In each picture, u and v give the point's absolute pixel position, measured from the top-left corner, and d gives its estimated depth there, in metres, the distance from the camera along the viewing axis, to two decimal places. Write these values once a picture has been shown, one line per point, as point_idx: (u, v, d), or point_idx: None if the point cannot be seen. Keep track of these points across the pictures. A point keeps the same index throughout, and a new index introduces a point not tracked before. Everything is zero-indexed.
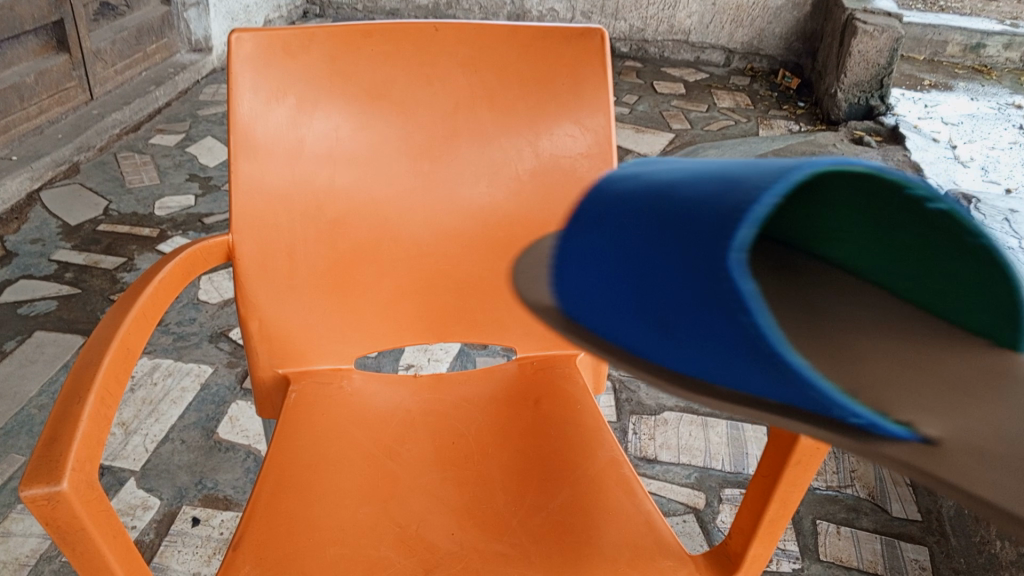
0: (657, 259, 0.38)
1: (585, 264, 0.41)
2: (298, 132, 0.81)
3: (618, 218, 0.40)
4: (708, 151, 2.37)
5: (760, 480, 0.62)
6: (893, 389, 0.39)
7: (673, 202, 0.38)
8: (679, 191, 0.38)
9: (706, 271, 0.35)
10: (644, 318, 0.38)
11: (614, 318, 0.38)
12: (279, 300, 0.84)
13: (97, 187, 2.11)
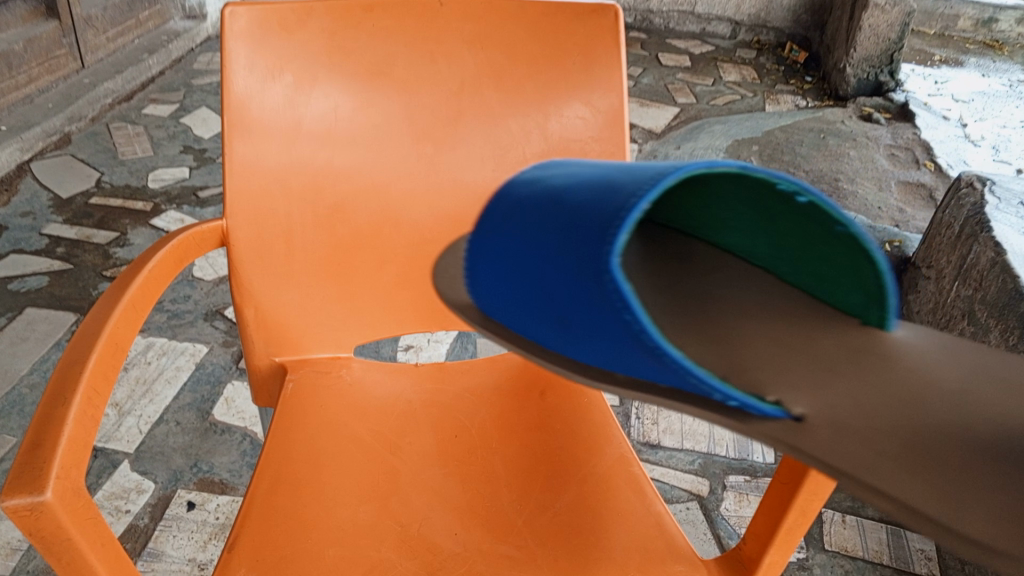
0: (555, 254, 0.45)
1: (495, 262, 0.48)
2: (295, 112, 0.77)
3: (529, 227, 0.48)
4: (713, 126, 2.32)
5: (777, 488, 0.59)
6: (769, 374, 0.50)
7: (566, 208, 0.46)
8: (572, 202, 0.46)
9: (592, 268, 0.42)
10: (542, 317, 0.44)
11: (519, 315, 0.45)
12: (275, 286, 0.81)
13: (89, 158, 2.06)
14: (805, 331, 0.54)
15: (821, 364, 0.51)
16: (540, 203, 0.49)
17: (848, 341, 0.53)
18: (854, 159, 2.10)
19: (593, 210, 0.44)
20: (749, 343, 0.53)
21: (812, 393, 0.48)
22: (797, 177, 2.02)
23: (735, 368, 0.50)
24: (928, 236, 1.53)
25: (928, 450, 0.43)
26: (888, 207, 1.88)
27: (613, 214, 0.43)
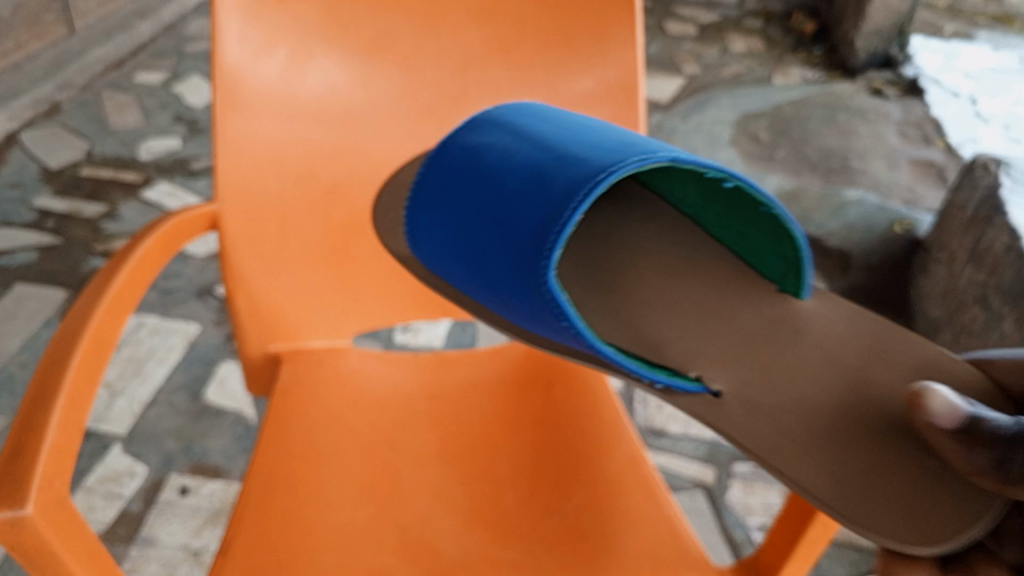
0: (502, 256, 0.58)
1: (459, 245, 0.61)
2: (290, 90, 0.72)
3: (482, 221, 0.60)
4: (720, 100, 2.27)
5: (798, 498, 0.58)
6: (701, 345, 0.69)
7: (509, 215, 0.58)
8: (515, 209, 0.58)
9: (532, 275, 0.56)
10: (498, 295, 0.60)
11: (483, 291, 0.61)
12: (269, 273, 0.77)
13: (79, 128, 2.01)
14: (733, 301, 0.72)
15: (741, 338, 0.69)
16: (485, 198, 0.60)
17: (766, 314, 0.70)
18: (863, 136, 2.06)
19: (529, 221, 0.56)
20: (687, 316, 0.72)
21: (731, 364, 0.66)
22: (805, 154, 1.98)
23: (677, 344, 0.69)
24: (940, 218, 1.49)
25: (814, 417, 0.60)
26: (898, 186, 1.84)
27: (546, 225, 0.56)
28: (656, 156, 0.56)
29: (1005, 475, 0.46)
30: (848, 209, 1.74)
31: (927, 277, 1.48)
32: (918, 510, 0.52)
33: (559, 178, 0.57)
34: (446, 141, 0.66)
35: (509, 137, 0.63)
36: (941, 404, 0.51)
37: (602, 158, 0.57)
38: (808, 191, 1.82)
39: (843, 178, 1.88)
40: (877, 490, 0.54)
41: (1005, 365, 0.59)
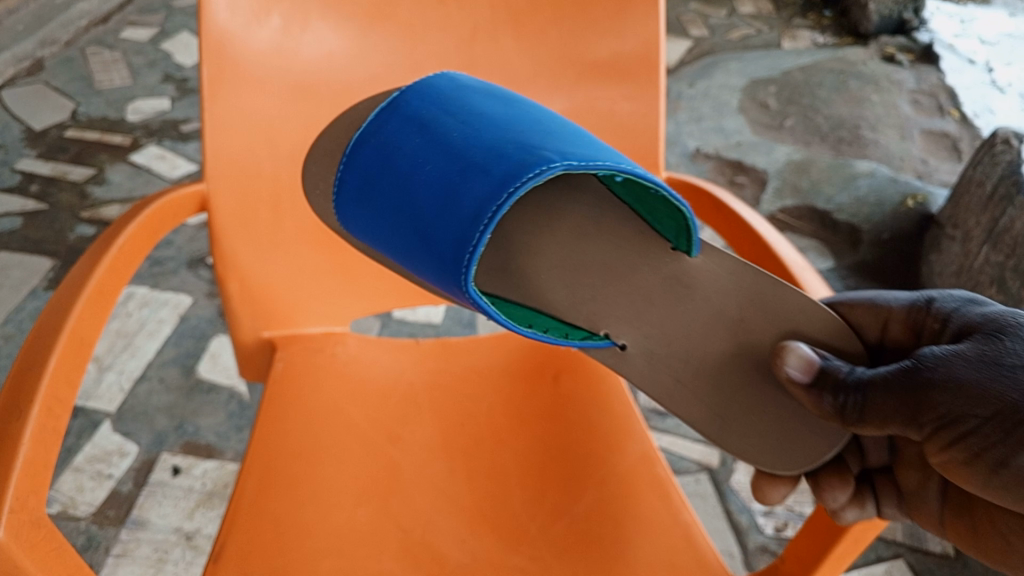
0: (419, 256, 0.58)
1: (373, 231, 0.60)
2: (284, 60, 0.67)
3: (397, 221, 0.58)
4: (728, 64, 2.20)
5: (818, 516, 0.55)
6: (601, 308, 0.65)
7: (424, 220, 0.57)
8: (428, 217, 0.57)
9: (452, 281, 0.56)
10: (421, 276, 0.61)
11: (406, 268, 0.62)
12: (262, 256, 0.72)
13: (63, 87, 1.94)
14: (632, 257, 0.66)
15: (641, 294, 0.65)
16: (395, 202, 0.58)
17: (660, 270, 0.65)
18: (875, 104, 2.01)
19: (444, 233, 0.56)
20: (582, 276, 0.66)
21: (632, 324, 0.64)
22: (815, 123, 1.93)
23: (573, 308, 0.65)
24: (956, 193, 1.45)
25: (711, 371, 0.61)
26: (911, 157, 1.80)
27: (460, 242, 0.55)
28: (553, 166, 0.54)
29: (842, 414, 0.53)
30: (859, 181, 1.70)
31: (940, 255, 1.44)
32: (794, 438, 0.59)
33: (464, 192, 0.55)
34: (358, 138, 0.61)
35: (413, 134, 0.59)
36: (798, 357, 0.56)
37: (504, 166, 0.55)
38: (818, 162, 1.77)
39: (854, 150, 1.83)
40: (758, 430, 0.60)
41: (858, 312, 0.59)
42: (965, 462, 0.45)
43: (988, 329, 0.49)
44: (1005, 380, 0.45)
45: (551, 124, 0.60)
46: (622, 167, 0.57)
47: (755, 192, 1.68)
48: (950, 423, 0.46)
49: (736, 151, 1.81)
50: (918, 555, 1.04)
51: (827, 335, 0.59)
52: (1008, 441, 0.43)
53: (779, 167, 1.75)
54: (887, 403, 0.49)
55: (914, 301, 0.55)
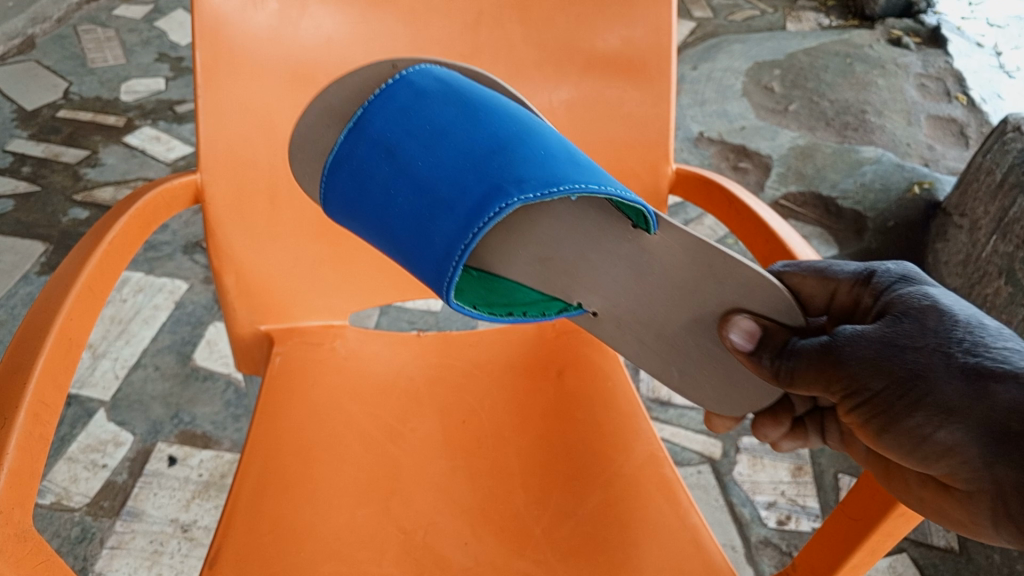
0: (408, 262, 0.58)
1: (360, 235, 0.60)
2: (282, 44, 0.64)
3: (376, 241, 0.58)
4: (732, 46, 2.17)
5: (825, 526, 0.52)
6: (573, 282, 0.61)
7: (398, 244, 0.56)
8: (402, 243, 0.56)
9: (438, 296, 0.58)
10: None
11: None
12: (258, 248, 0.70)
13: (55, 66, 1.91)
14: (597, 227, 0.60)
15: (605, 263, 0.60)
16: (370, 226, 0.57)
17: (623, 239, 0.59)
18: (882, 88, 1.98)
19: (421, 263, 0.56)
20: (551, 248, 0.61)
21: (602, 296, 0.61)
22: (821, 107, 1.90)
23: (544, 282, 0.62)
24: (963, 181, 1.43)
25: (671, 339, 0.60)
26: (917, 143, 1.77)
27: (436, 276, 0.55)
28: (512, 204, 0.53)
29: (774, 376, 0.52)
30: (865, 168, 1.67)
31: (946, 243, 1.42)
32: (743, 386, 0.60)
33: (433, 231, 0.54)
34: (334, 161, 0.57)
35: (380, 162, 0.56)
36: (741, 326, 0.55)
37: (468, 204, 0.54)
38: (823, 148, 1.75)
39: (860, 135, 1.80)
40: (712, 383, 0.61)
41: (808, 282, 0.55)
42: (864, 423, 0.46)
43: (901, 307, 0.47)
44: (900, 351, 0.44)
45: (508, 129, 0.56)
46: (580, 188, 0.54)
47: (760, 178, 1.66)
48: (852, 391, 0.46)
49: (740, 135, 1.78)
50: (921, 548, 1.04)
51: (773, 310, 0.56)
52: (899, 408, 0.43)
53: (783, 152, 1.73)
54: (804, 368, 0.49)
55: (858, 272, 0.52)
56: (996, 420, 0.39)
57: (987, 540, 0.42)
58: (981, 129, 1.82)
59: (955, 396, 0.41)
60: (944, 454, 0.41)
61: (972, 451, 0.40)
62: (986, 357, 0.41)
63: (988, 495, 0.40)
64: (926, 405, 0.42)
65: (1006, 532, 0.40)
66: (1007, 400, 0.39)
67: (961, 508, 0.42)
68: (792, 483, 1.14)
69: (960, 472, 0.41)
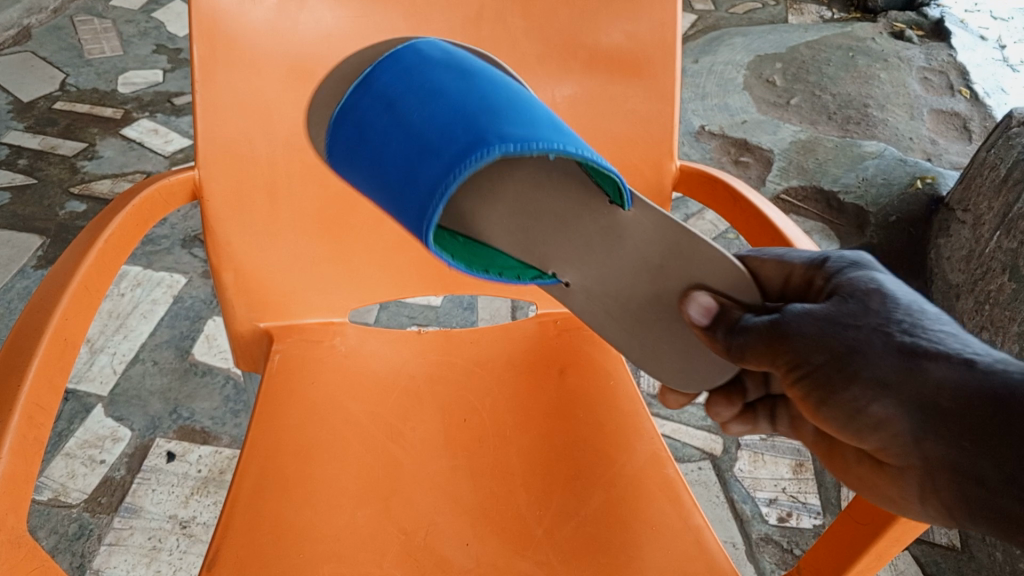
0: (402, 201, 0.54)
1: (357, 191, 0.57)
2: (281, 39, 0.63)
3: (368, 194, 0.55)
4: (734, 38, 2.15)
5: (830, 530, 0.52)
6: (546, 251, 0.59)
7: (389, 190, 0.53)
8: (392, 187, 0.53)
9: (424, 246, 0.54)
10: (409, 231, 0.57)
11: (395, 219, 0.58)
12: (257, 244, 0.69)
13: (52, 57, 1.90)
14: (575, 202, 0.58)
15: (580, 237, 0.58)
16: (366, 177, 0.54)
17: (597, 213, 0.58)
18: (884, 82, 1.97)
19: (407, 209, 0.52)
20: (522, 213, 0.58)
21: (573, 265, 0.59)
22: (823, 101, 1.89)
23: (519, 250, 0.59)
24: (966, 176, 1.42)
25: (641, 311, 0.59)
26: (920, 137, 1.77)
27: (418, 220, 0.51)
28: (493, 152, 0.49)
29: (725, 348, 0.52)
30: (867, 162, 1.67)
31: (949, 239, 1.41)
32: (702, 361, 0.59)
33: (419, 173, 0.51)
34: (341, 108, 0.55)
35: (379, 112, 0.53)
36: (699, 301, 0.54)
37: (455, 147, 0.51)
38: (825, 142, 1.74)
39: (862, 129, 1.79)
40: (674, 356, 0.59)
41: (766, 266, 0.54)
42: (805, 397, 0.46)
43: (846, 287, 0.46)
44: (842, 327, 0.44)
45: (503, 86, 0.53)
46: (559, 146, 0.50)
47: (761, 172, 1.66)
48: (796, 365, 0.45)
49: (742, 129, 1.77)
50: (923, 547, 1.04)
51: (730, 285, 0.55)
52: (837, 382, 0.43)
53: (785, 146, 1.72)
54: (753, 342, 0.48)
55: (813, 257, 0.51)
56: (928, 397, 0.40)
57: (915, 513, 0.43)
58: (983, 123, 1.81)
59: (890, 373, 0.41)
60: (877, 428, 0.42)
61: (904, 427, 0.40)
62: (922, 336, 0.41)
63: (916, 469, 0.41)
64: (862, 379, 0.42)
65: (932, 502, 0.41)
66: (937, 376, 0.39)
67: (894, 483, 0.43)
68: (793, 480, 1.13)
69: (892, 446, 0.41)
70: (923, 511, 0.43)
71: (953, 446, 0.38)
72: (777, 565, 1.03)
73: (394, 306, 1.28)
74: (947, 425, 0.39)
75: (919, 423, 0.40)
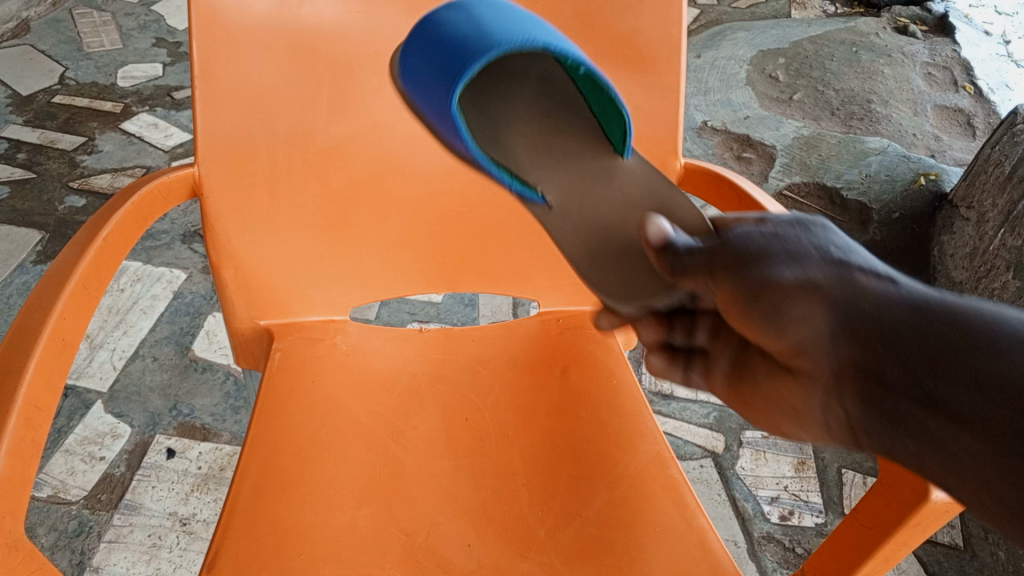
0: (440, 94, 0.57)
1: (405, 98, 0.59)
2: (281, 34, 0.62)
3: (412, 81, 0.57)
4: (737, 33, 2.14)
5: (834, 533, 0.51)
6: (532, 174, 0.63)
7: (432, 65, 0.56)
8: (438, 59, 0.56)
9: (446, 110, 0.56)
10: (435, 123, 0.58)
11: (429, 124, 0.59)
12: (257, 242, 0.69)
13: (50, 50, 1.89)
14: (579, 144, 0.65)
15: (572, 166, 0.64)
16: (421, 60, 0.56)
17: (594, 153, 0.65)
18: (888, 77, 1.96)
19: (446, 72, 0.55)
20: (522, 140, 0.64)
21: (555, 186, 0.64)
22: (826, 97, 1.88)
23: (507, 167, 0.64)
24: (970, 172, 1.41)
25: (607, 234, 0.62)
26: (923, 133, 1.76)
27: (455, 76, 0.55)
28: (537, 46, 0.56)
29: (673, 269, 0.55)
30: (870, 158, 1.66)
31: (952, 236, 1.41)
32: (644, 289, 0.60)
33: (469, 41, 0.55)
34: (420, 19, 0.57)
35: (452, 11, 0.57)
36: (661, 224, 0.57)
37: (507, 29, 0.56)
38: (828, 138, 1.73)
39: (866, 125, 1.78)
40: (621, 274, 0.62)
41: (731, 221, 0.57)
42: (742, 304, 0.49)
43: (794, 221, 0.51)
44: (785, 243, 0.48)
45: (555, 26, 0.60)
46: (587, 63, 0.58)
47: (764, 168, 1.65)
48: (740, 271, 0.49)
49: (744, 124, 1.76)
50: (926, 545, 1.03)
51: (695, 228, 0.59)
52: (772, 287, 0.47)
53: (787, 142, 1.71)
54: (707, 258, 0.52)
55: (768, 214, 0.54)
56: (850, 300, 0.44)
57: (818, 420, 0.46)
58: (987, 120, 1.81)
59: (821, 276, 0.45)
60: (799, 330, 0.45)
61: (822, 322, 0.44)
62: (853, 256, 0.46)
63: (825, 369, 0.44)
64: (795, 283, 0.46)
65: (834, 407, 0.45)
66: (863, 282, 0.44)
67: (806, 389, 0.47)
68: (795, 477, 1.13)
69: (809, 347, 0.45)
70: (821, 419, 0.46)
71: (862, 345, 0.42)
72: (779, 563, 1.02)
73: (394, 303, 1.27)
74: (861, 324, 0.42)
75: (837, 321, 0.44)
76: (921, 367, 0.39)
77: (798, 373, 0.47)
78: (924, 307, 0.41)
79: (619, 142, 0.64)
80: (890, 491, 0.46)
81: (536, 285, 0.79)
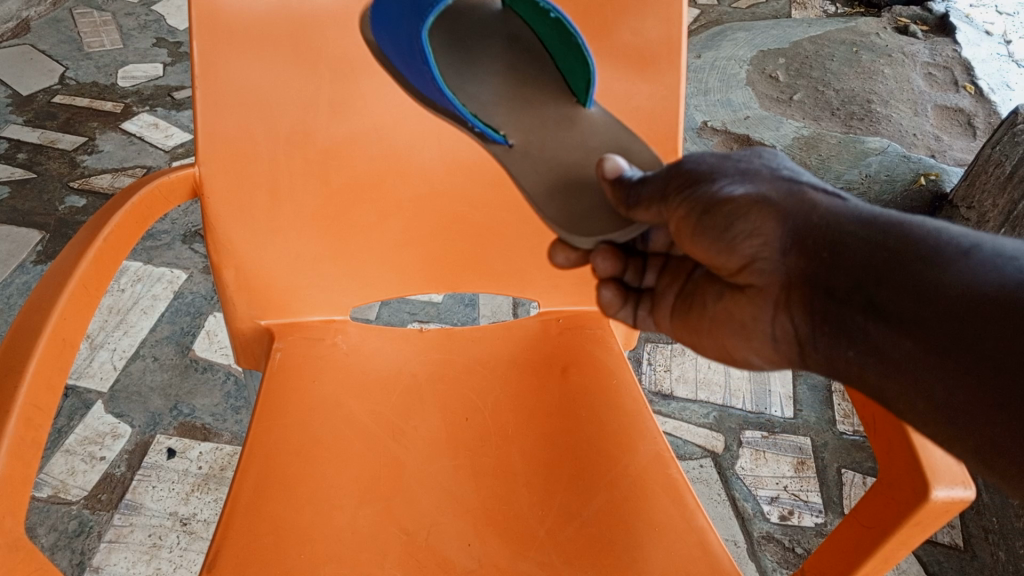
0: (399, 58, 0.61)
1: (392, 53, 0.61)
2: (281, 36, 0.62)
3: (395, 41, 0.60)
4: (737, 33, 2.14)
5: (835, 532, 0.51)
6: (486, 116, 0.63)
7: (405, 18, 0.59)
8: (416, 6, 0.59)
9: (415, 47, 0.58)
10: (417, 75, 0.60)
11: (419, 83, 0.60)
12: (258, 242, 0.69)
13: (51, 50, 1.89)
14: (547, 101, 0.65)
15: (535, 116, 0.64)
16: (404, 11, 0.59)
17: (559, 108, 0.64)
18: (888, 77, 1.96)
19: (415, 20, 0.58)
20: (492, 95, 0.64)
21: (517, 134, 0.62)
22: (826, 97, 1.88)
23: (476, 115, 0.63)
24: (970, 171, 1.41)
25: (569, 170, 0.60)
26: (924, 133, 1.76)
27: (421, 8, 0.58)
28: None
29: (624, 195, 0.54)
30: (870, 158, 1.66)
31: None
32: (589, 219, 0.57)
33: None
34: None
35: None
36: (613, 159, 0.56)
37: None
38: (828, 138, 1.73)
39: (866, 125, 1.78)
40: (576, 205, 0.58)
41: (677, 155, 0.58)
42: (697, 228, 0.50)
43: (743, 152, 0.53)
44: (738, 166, 0.50)
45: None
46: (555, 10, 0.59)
47: None
48: (699, 191, 0.50)
49: (744, 124, 1.76)
50: (927, 546, 1.03)
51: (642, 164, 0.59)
52: (729, 207, 0.48)
53: (787, 142, 1.72)
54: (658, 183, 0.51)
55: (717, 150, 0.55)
56: (805, 216, 0.47)
57: (763, 333, 0.50)
58: (988, 120, 1.81)
59: (775, 194, 0.48)
60: (753, 247, 0.48)
61: (776, 240, 0.47)
62: (802, 177, 0.49)
63: (775, 281, 0.47)
64: (751, 202, 0.48)
65: (781, 318, 0.48)
66: (814, 201, 0.47)
67: (752, 304, 0.50)
68: (795, 477, 1.13)
69: (760, 262, 0.48)
70: (767, 333, 0.50)
71: (812, 257, 0.45)
72: (779, 563, 1.02)
73: (394, 304, 1.27)
74: (811, 240, 0.46)
75: (792, 235, 0.46)
76: (868, 273, 0.43)
77: (744, 287, 0.50)
78: (869, 220, 0.45)
79: (582, 91, 0.64)
80: (891, 492, 0.46)
81: (537, 285, 0.78)
